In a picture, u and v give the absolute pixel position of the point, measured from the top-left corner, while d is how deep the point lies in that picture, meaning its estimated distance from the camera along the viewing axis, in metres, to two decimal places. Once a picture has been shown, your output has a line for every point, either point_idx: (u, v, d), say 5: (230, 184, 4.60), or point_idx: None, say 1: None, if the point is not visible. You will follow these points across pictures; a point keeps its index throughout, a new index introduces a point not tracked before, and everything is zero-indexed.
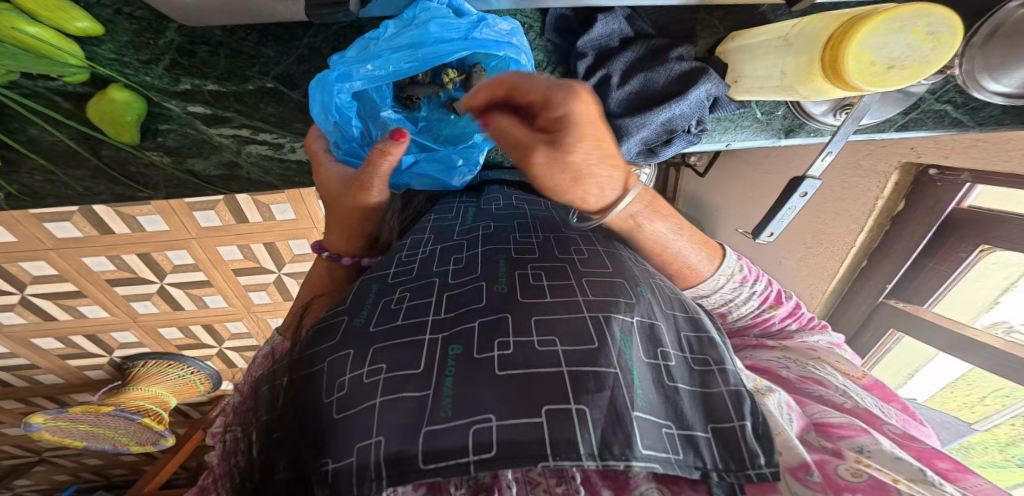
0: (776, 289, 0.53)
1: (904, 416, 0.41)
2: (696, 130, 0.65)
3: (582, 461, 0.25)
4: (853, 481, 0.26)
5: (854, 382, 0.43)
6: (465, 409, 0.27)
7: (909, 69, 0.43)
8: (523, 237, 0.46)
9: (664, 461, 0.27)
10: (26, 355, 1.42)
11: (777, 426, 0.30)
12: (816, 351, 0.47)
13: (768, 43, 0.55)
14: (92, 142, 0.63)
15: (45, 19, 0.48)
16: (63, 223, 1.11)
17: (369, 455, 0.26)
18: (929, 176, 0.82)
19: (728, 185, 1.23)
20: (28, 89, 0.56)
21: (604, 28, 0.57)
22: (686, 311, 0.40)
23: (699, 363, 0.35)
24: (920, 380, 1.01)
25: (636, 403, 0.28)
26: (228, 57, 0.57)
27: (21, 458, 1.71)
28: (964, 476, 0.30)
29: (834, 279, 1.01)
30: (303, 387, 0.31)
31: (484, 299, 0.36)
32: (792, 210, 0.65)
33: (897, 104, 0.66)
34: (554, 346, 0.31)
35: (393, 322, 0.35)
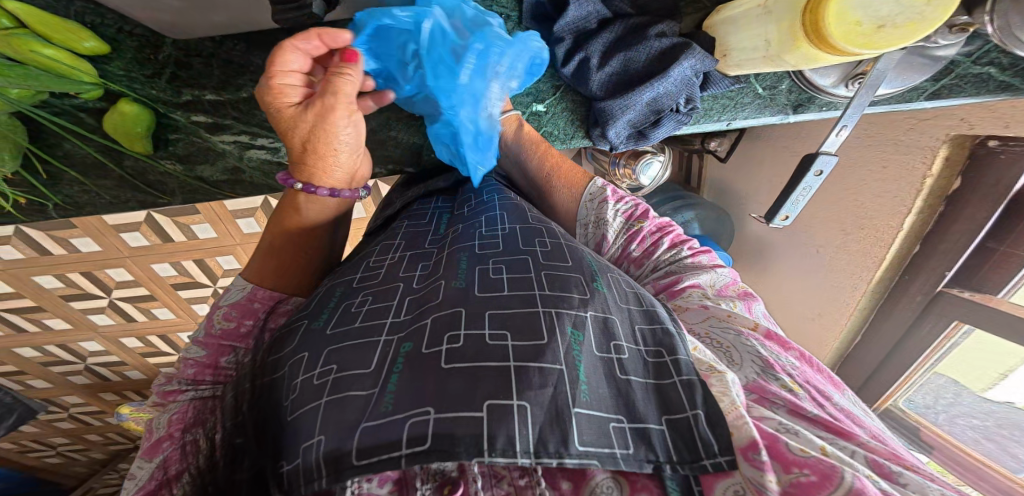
0: (642, 208, 0.56)
1: (802, 364, 0.36)
2: (685, 109, 0.62)
3: (515, 458, 0.25)
4: (804, 455, 0.24)
5: (754, 337, 0.37)
6: (404, 404, 0.27)
7: (905, 27, 0.38)
8: (489, 232, 0.47)
9: (605, 456, 0.26)
10: (119, 353, 1.45)
11: (731, 402, 0.28)
12: (707, 304, 0.42)
13: (749, 13, 0.51)
14: (115, 153, 0.70)
15: (58, 41, 0.52)
16: (134, 233, 1.13)
17: (309, 453, 0.26)
18: (989, 148, 0.68)
19: (752, 171, 1.13)
20: (56, 107, 0.62)
21: (579, 11, 0.56)
22: (641, 303, 0.39)
23: (654, 355, 0.33)
24: (1014, 381, 0.86)
25: (578, 400, 0.28)
26: (221, 67, 0.62)
27: (101, 461, 1.77)
28: (854, 437, 0.28)
29: (881, 268, 0.86)
30: (263, 394, 0.32)
31: (441, 295, 0.37)
32: (806, 191, 0.60)
33: (923, 70, 0.61)
34: (505, 341, 0.31)
35: (350, 324, 0.36)
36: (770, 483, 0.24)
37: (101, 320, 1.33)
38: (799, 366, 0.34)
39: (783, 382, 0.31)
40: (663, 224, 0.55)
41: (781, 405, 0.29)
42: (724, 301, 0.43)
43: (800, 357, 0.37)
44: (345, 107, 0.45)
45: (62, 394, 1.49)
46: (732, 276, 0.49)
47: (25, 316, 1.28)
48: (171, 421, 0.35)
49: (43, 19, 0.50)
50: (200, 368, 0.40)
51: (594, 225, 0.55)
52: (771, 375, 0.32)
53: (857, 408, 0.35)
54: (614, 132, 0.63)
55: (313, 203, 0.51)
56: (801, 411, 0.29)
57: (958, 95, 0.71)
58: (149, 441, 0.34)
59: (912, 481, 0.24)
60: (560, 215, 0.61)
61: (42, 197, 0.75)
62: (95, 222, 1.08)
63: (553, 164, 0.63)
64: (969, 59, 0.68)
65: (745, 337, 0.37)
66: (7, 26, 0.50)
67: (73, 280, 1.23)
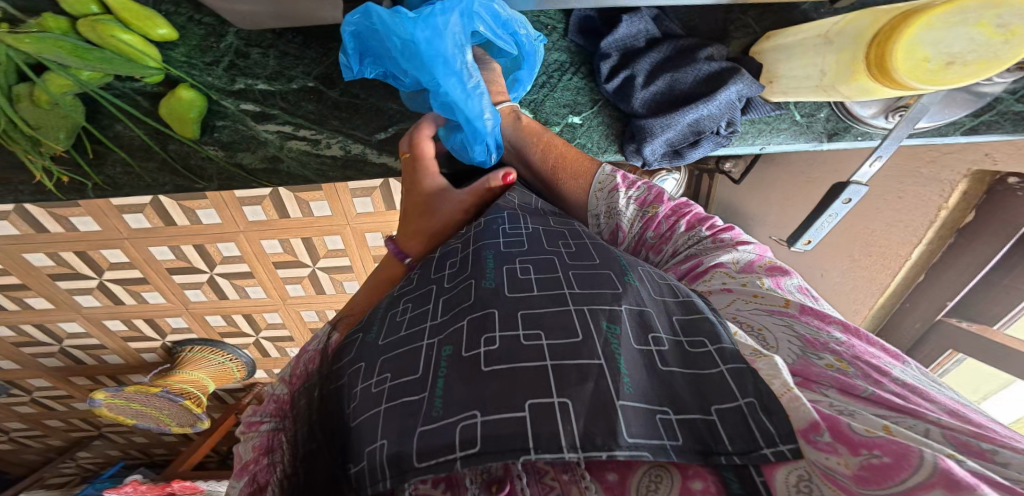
0: (655, 192, 0.51)
1: (849, 339, 0.30)
2: (726, 132, 0.64)
3: (562, 453, 0.21)
4: (869, 435, 0.19)
5: (787, 317, 0.32)
6: (454, 407, 0.24)
7: (974, 66, 0.40)
8: (512, 230, 0.42)
9: (654, 449, 0.22)
10: (98, 335, 1.40)
11: (783, 383, 0.23)
12: (726, 284, 0.38)
13: (808, 41, 0.53)
14: (161, 136, 0.67)
15: (135, 28, 0.53)
16: (138, 214, 1.11)
17: (373, 458, 0.25)
18: (1009, 185, 0.69)
19: (764, 192, 1.12)
20: (117, 90, 0.61)
21: (630, 28, 0.58)
22: (676, 294, 0.34)
23: (692, 345, 0.28)
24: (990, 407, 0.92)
25: (622, 392, 0.24)
26: (277, 58, 0.61)
27: (56, 448, 1.72)
28: (922, 415, 0.22)
29: (883, 295, 0.89)
30: (328, 401, 0.32)
31: (472, 296, 0.32)
32: (833, 217, 0.59)
33: (967, 104, 0.64)
34: (539, 341, 0.27)
35: (396, 333, 0.34)
36: (838, 469, 0.19)
37: (85, 301, 1.29)
38: (847, 341, 0.29)
39: (829, 361, 0.26)
40: (679, 205, 0.50)
41: (829, 386, 0.24)
42: (750, 279, 0.38)
43: (846, 331, 0.31)
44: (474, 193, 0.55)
45: (28, 376, 1.45)
46: (760, 251, 0.42)
47: (7, 293, 1.24)
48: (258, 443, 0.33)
49: (128, 6, 0.51)
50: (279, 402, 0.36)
51: (606, 215, 0.51)
52: (814, 354, 0.27)
53: (927, 381, 0.28)
54: (650, 149, 0.64)
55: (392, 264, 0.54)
56: (854, 391, 0.24)
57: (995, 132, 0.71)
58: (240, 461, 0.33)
59: (1013, 463, 0.19)
60: (571, 209, 0.56)
61: (84, 178, 0.71)
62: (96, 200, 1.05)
63: (560, 155, 0.57)
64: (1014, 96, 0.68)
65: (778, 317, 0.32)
66: (95, 12, 0.52)
67: (64, 259, 1.19)
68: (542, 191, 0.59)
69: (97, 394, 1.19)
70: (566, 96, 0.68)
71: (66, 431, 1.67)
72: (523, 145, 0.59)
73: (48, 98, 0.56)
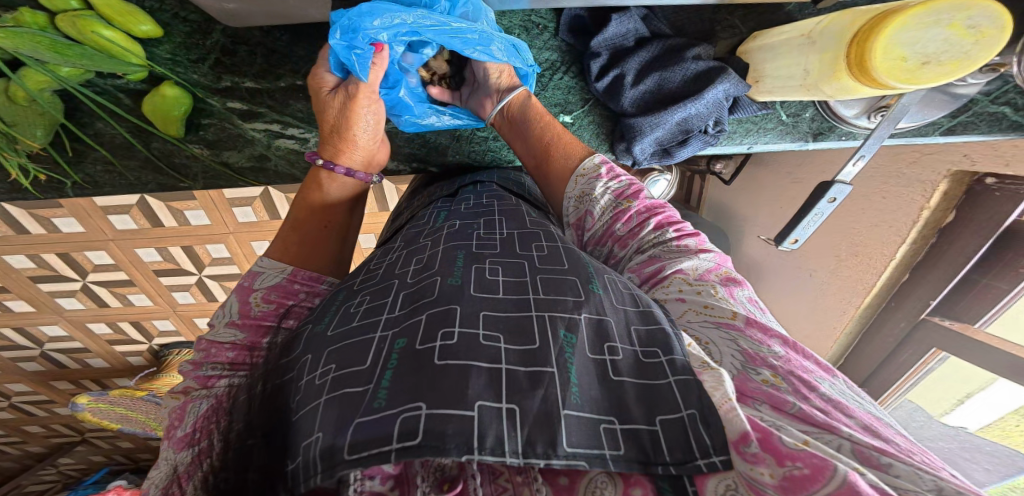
0: (636, 188, 0.50)
1: (788, 353, 0.29)
2: (713, 131, 0.65)
3: (504, 458, 0.21)
4: (796, 447, 0.20)
5: (731, 329, 0.31)
6: (399, 399, 0.23)
7: (948, 66, 0.41)
8: (486, 234, 0.43)
9: (594, 459, 0.21)
10: (81, 338, 1.37)
11: (723, 394, 0.23)
12: (685, 288, 0.37)
13: (791, 41, 0.54)
14: (144, 134, 0.67)
15: (117, 23, 0.51)
16: (123, 216, 1.08)
17: (308, 453, 0.22)
18: (986, 186, 0.69)
19: (753, 196, 1.13)
20: (98, 87, 0.60)
21: (619, 28, 0.58)
22: (637, 303, 0.33)
23: (646, 355, 0.28)
24: (971, 406, 0.92)
25: (568, 401, 0.23)
26: (264, 56, 0.60)
27: (35, 456, 1.68)
28: (837, 429, 0.22)
29: (870, 295, 0.88)
30: (272, 393, 0.28)
31: (436, 292, 0.31)
32: (819, 216, 0.59)
33: (943, 106, 0.64)
34: (497, 343, 0.27)
35: (346, 323, 0.31)
36: (763, 479, 0.20)
37: (68, 304, 1.26)
38: (785, 355, 0.28)
39: (765, 376, 0.26)
40: (654, 205, 0.49)
41: (762, 401, 0.24)
42: (705, 287, 0.37)
43: (785, 344, 0.30)
44: (368, 94, 0.50)
45: (7, 381, 1.41)
46: (719, 259, 0.42)
47: None
48: (200, 414, 0.29)
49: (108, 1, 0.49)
50: (240, 350, 0.34)
51: (579, 200, 0.52)
52: (753, 369, 0.27)
53: (851, 395, 0.27)
54: (639, 148, 0.66)
55: (335, 181, 0.52)
56: (783, 406, 0.23)
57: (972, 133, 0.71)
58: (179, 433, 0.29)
59: (904, 474, 0.20)
60: (552, 189, 0.57)
61: (63, 175, 0.70)
62: (83, 200, 1.03)
63: (555, 135, 0.57)
64: (988, 98, 0.70)
65: (723, 329, 0.31)
66: (73, 7, 0.50)
67: (45, 261, 1.16)
68: (534, 168, 0.59)
69: (79, 399, 1.19)
70: (557, 95, 0.69)
71: (47, 436, 1.63)
72: (525, 124, 0.59)
73: (25, 95, 0.53)
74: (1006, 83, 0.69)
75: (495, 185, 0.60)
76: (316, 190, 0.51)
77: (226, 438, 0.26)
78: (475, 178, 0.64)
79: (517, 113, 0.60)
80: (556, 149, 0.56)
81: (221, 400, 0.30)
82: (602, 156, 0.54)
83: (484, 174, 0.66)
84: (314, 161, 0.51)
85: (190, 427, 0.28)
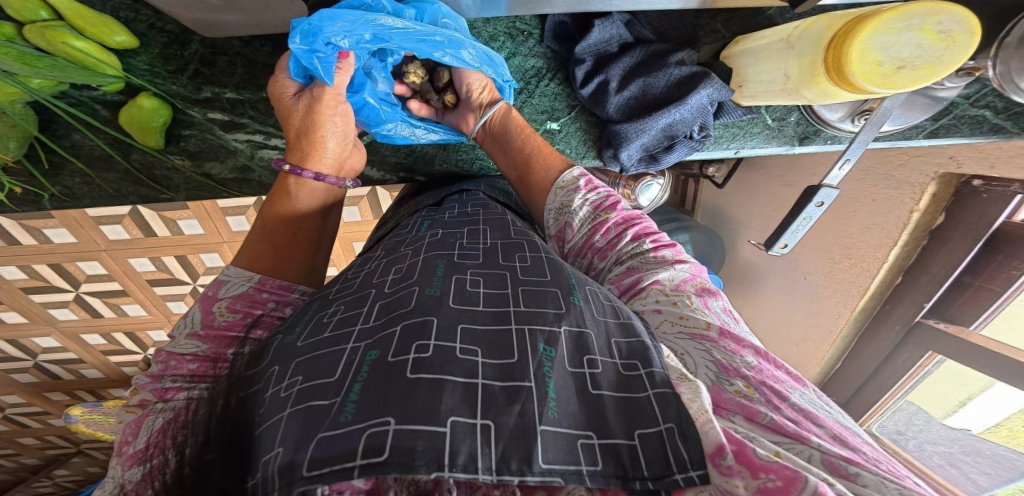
0: (613, 200, 0.50)
1: (760, 362, 0.29)
2: (699, 136, 0.64)
3: (477, 475, 0.20)
4: (768, 459, 0.20)
5: (705, 341, 0.30)
6: (366, 412, 0.22)
7: (923, 69, 0.41)
8: (470, 244, 0.42)
9: (571, 475, 0.21)
10: (75, 349, 1.36)
11: (700, 406, 0.23)
12: (661, 302, 0.36)
13: (771, 46, 0.54)
14: (123, 146, 0.67)
15: (89, 34, 0.50)
16: (115, 226, 1.08)
17: (266, 468, 0.21)
18: (973, 188, 0.69)
19: (746, 199, 1.13)
20: (73, 98, 0.59)
21: (602, 34, 0.58)
22: (618, 315, 0.32)
23: (625, 367, 0.27)
24: (974, 409, 0.89)
25: (546, 415, 0.23)
26: (245, 66, 0.60)
27: (31, 468, 1.67)
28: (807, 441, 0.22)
29: (864, 298, 0.87)
30: (234, 408, 0.27)
31: (412, 302, 0.30)
32: (807, 221, 0.59)
33: (925, 109, 0.63)
34: (475, 356, 0.26)
35: (318, 334, 0.30)
36: (737, 491, 0.20)
37: (61, 315, 1.26)
38: (757, 365, 0.28)
39: (738, 386, 0.26)
40: (631, 216, 0.48)
41: (735, 412, 0.24)
42: (680, 298, 0.36)
43: (757, 354, 0.30)
44: (336, 103, 0.49)
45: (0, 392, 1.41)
46: (694, 270, 0.41)
47: None
48: (155, 428, 0.28)
49: (78, 11, 0.48)
50: (202, 361, 0.33)
51: (558, 212, 0.51)
52: (726, 380, 0.26)
53: (821, 404, 0.27)
54: (626, 154, 0.66)
55: (304, 188, 0.51)
56: (756, 417, 0.23)
57: (956, 136, 0.71)
58: (130, 447, 0.27)
59: (871, 483, 0.20)
60: (533, 202, 0.56)
61: (40, 189, 0.70)
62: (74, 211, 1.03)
63: (533, 149, 0.57)
64: (967, 101, 0.70)
65: (697, 341, 0.31)
66: (43, 17, 0.48)
67: (37, 272, 1.16)
68: (516, 181, 0.59)
69: (72, 410, 1.20)
70: (544, 102, 0.69)
71: (43, 447, 1.62)
72: (506, 138, 0.59)
73: None
74: (985, 86, 0.68)
75: (483, 194, 0.59)
76: (285, 195, 0.50)
77: (179, 457, 0.25)
78: (461, 187, 0.64)
79: (498, 128, 0.60)
80: (533, 163, 0.56)
81: (180, 415, 0.29)
82: (580, 169, 0.54)
83: (470, 183, 0.66)
84: (281, 168, 0.50)
85: (142, 444, 0.27)
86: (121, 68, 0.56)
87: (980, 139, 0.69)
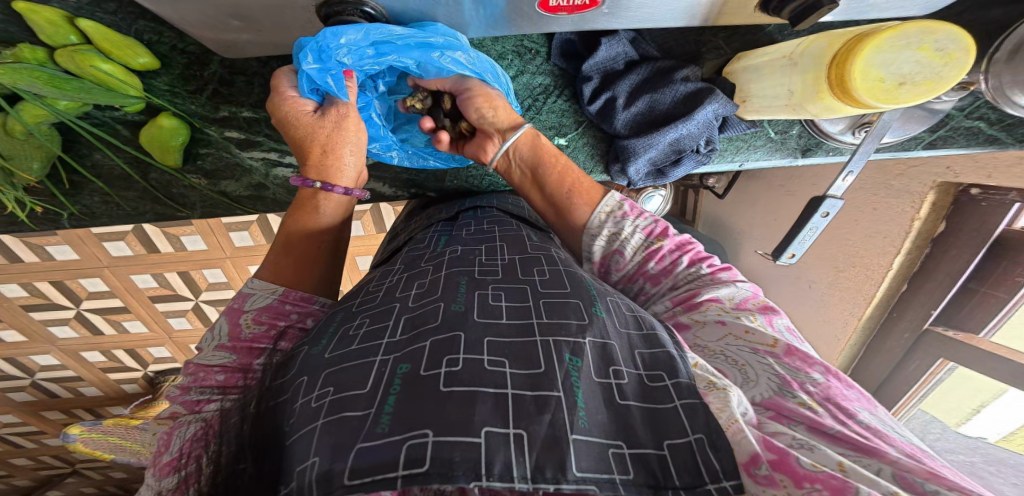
0: (663, 225, 0.50)
1: (830, 381, 0.29)
2: (705, 150, 0.66)
3: (513, 483, 0.20)
4: (813, 469, 0.21)
5: (768, 357, 0.31)
6: (402, 424, 0.22)
7: (923, 85, 0.42)
8: (489, 260, 0.43)
9: (604, 484, 0.21)
10: (74, 367, 1.35)
11: (729, 415, 0.23)
12: (724, 318, 0.37)
13: (775, 62, 0.55)
14: (142, 165, 0.68)
15: (116, 56, 0.52)
16: (118, 242, 1.09)
17: (302, 477, 0.21)
18: (971, 196, 0.70)
19: (746, 209, 1.14)
20: (97, 119, 0.61)
21: (609, 51, 0.59)
22: (641, 326, 0.33)
23: (651, 378, 0.27)
24: (987, 416, 0.89)
25: (577, 424, 0.23)
26: (262, 85, 0.62)
27: (22, 490, 1.63)
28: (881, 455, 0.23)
29: (870, 305, 0.87)
30: (265, 418, 0.27)
31: (438, 318, 0.31)
32: (813, 231, 0.59)
33: (923, 121, 0.64)
34: (502, 368, 0.26)
35: (346, 346, 0.30)
36: None
37: (61, 332, 1.25)
38: (825, 382, 0.28)
39: (801, 399, 0.26)
40: (683, 241, 0.49)
41: (798, 422, 0.25)
42: (743, 314, 0.37)
43: (828, 372, 0.30)
44: (356, 118, 0.52)
45: None
46: (755, 290, 0.42)
47: None
48: (188, 437, 0.28)
49: (106, 35, 0.50)
50: (231, 373, 0.34)
51: (608, 240, 0.50)
52: (789, 392, 0.27)
53: (894, 425, 0.28)
54: (634, 169, 0.68)
55: (331, 202, 0.51)
56: (820, 427, 0.24)
57: (953, 146, 0.70)
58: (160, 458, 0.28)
59: None
60: (572, 237, 0.55)
61: (60, 207, 0.70)
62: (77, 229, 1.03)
63: (567, 180, 0.55)
64: (962, 113, 0.68)
65: (760, 356, 0.31)
66: (73, 42, 0.50)
67: (39, 289, 1.16)
68: (554, 217, 0.57)
69: (72, 428, 1.18)
70: (552, 118, 0.71)
71: (37, 467, 1.59)
72: (539, 168, 0.57)
73: (22, 129, 0.54)
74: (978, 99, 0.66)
75: (495, 209, 0.61)
76: (309, 208, 0.50)
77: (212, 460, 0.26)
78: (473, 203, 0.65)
79: (527, 158, 0.57)
80: (568, 196, 0.54)
81: (210, 425, 0.29)
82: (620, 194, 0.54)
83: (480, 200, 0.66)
84: (309, 186, 0.50)
85: (176, 452, 0.27)
86: (142, 89, 0.57)
87: (976, 149, 0.69)
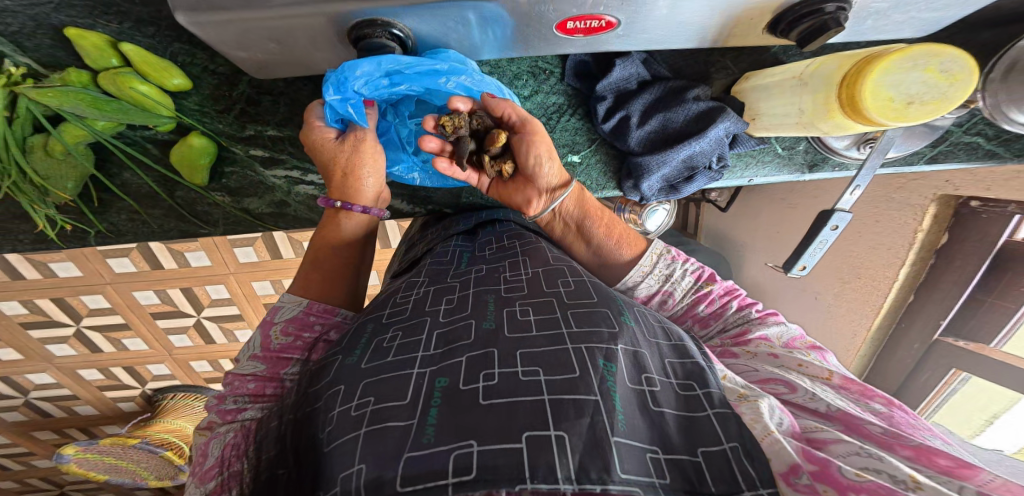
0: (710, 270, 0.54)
1: (891, 410, 0.31)
2: (717, 166, 0.68)
3: (558, 485, 0.20)
4: (859, 478, 0.21)
5: (824, 385, 0.34)
6: (447, 434, 0.23)
7: (931, 105, 0.44)
8: (512, 276, 0.43)
9: (647, 487, 0.21)
10: (70, 385, 1.33)
11: (764, 427, 0.24)
12: (779, 354, 0.39)
13: (784, 82, 0.57)
14: (169, 183, 0.69)
15: (152, 78, 0.53)
16: (122, 259, 1.09)
17: (347, 484, 0.21)
18: (971, 209, 0.72)
19: (749, 223, 1.15)
20: (129, 138, 0.61)
21: (623, 72, 0.61)
22: (670, 337, 0.33)
23: (683, 388, 0.28)
24: (1001, 427, 0.89)
25: (617, 428, 0.23)
26: (288, 105, 0.63)
27: None
28: (970, 474, 0.23)
29: (878, 316, 0.87)
30: (303, 427, 0.27)
31: (472, 334, 0.31)
32: (823, 244, 0.61)
33: (924, 137, 0.66)
34: (538, 376, 0.26)
35: (381, 357, 0.30)
36: None
37: (58, 350, 1.24)
38: (887, 412, 0.31)
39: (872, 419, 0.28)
40: (731, 287, 0.52)
41: (868, 440, 0.27)
42: (796, 351, 0.40)
43: (888, 403, 0.33)
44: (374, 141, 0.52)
45: None
46: (798, 331, 0.46)
47: None
48: (226, 444, 0.31)
49: (145, 58, 0.51)
50: (261, 382, 0.36)
51: (660, 280, 0.53)
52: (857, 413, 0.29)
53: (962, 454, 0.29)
54: (647, 184, 0.70)
55: (352, 220, 0.52)
56: (891, 447, 0.26)
57: (951, 161, 0.72)
58: (203, 466, 0.31)
59: None
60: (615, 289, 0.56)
61: (87, 225, 0.71)
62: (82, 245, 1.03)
63: (611, 234, 0.56)
64: (961, 129, 0.69)
65: (817, 383, 0.34)
66: (114, 64, 0.52)
67: (39, 306, 1.15)
68: (597, 267, 0.58)
69: (65, 449, 1.11)
70: (565, 136, 0.73)
71: (25, 489, 1.55)
72: (584, 222, 0.57)
73: (61, 148, 0.55)
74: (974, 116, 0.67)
75: (513, 223, 0.62)
76: (333, 227, 0.52)
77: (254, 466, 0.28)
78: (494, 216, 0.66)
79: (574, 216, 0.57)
80: (614, 247, 0.55)
81: (248, 430, 0.32)
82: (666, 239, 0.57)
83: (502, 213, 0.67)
84: (331, 205, 0.52)
85: (217, 457, 0.31)
86: (173, 109, 0.59)
87: (975, 163, 0.71)
